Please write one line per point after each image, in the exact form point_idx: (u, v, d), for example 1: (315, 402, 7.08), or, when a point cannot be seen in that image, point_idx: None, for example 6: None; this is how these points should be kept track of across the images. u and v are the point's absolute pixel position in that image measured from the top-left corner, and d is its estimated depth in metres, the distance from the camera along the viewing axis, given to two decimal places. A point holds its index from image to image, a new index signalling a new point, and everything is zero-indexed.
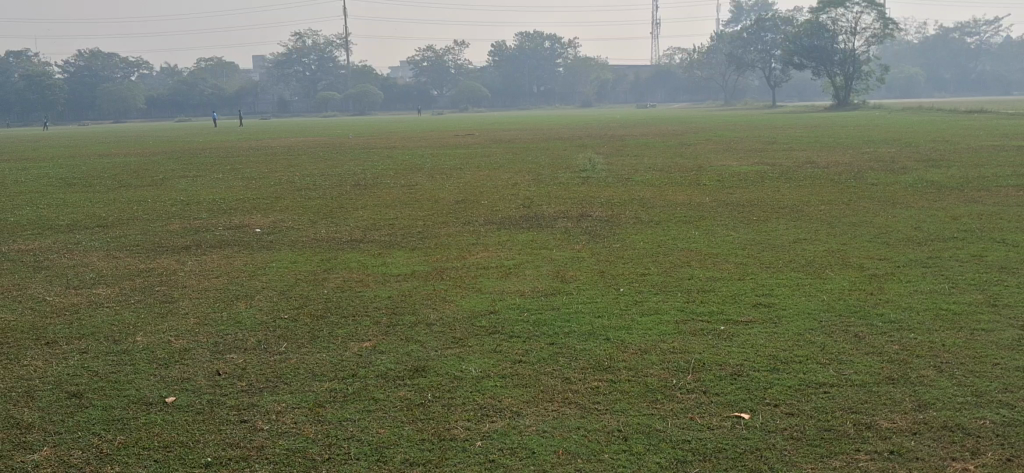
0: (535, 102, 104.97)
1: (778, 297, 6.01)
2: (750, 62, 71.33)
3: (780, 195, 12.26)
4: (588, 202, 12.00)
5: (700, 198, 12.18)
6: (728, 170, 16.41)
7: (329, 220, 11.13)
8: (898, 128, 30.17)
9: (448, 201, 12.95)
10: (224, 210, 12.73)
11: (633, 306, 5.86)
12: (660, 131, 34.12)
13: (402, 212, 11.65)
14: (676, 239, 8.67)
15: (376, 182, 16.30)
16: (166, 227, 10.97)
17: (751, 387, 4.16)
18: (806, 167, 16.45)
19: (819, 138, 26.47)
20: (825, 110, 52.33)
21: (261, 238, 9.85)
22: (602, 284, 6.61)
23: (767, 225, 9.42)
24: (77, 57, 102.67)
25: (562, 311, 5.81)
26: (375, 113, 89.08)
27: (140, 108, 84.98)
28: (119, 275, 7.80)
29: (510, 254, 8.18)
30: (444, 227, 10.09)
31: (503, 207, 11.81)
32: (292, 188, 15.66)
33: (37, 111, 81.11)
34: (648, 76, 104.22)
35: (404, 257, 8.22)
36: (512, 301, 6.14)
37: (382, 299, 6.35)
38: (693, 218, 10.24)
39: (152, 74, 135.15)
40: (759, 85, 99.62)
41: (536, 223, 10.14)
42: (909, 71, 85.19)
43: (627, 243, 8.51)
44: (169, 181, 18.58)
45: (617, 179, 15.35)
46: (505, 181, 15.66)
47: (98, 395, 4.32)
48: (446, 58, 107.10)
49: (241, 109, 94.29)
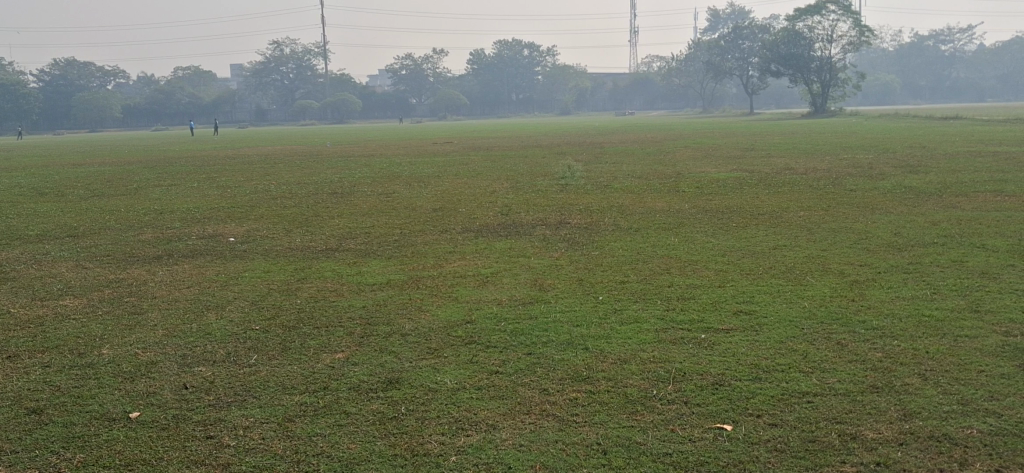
0: (514, 110, 105.03)
1: (759, 304, 5.94)
2: (729, 70, 71.63)
3: (759, 201, 12.23)
4: (566, 210, 11.91)
5: (679, 204, 12.15)
6: (707, 176, 16.36)
7: (306, 229, 11.01)
8: (875, 134, 30.32)
9: (426, 209, 12.84)
10: (198, 219, 12.57)
11: (612, 315, 5.76)
12: (640, 139, 34.04)
13: (378, 221, 11.53)
14: (655, 246, 8.60)
15: (353, 190, 16.14)
16: (137, 237, 10.80)
17: (733, 398, 4.06)
18: (786, 174, 16.44)
19: (797, 145, 26.52)
20: (804, 117, 52.62)
21: (235, 247, 9.71)
22: (581, 292, 6.51)
23: (747, 232, 9.37)
24: (53, 67, 101.85)
25: (539, 320, 5.70)
26: (354, 122, 88.80)
27: (117, 117, 84.34)
28: (88, 286, 7.63)
29: (488, 262, 8.07)
30: (420, 236, 9.96)
31: (481, 214, 11.70)
32: (268, 197, 15.50)
33: (12, 120, 80.35)
34: (626, 84, 104.53)
35: (380, 266, 8.09)
36: (489, 310, 6.03)
37: (357, 309, 6.22)
38: (672, 225, 10.17)
39: (129, 83, 134.36)
40: (737, 92, 100.08)
41: (514, 230, 10.05)
42: (885, 78, 85.95)
43: (607, 250, 8.43)
44: (144, 190, 18.34)
45: (595, 186, 15.32)
46: (484, 188, 15.56)
47: (60, 412, 4.17)
48: (425, 66, 107.02)
49: (218, 118, 93.83)
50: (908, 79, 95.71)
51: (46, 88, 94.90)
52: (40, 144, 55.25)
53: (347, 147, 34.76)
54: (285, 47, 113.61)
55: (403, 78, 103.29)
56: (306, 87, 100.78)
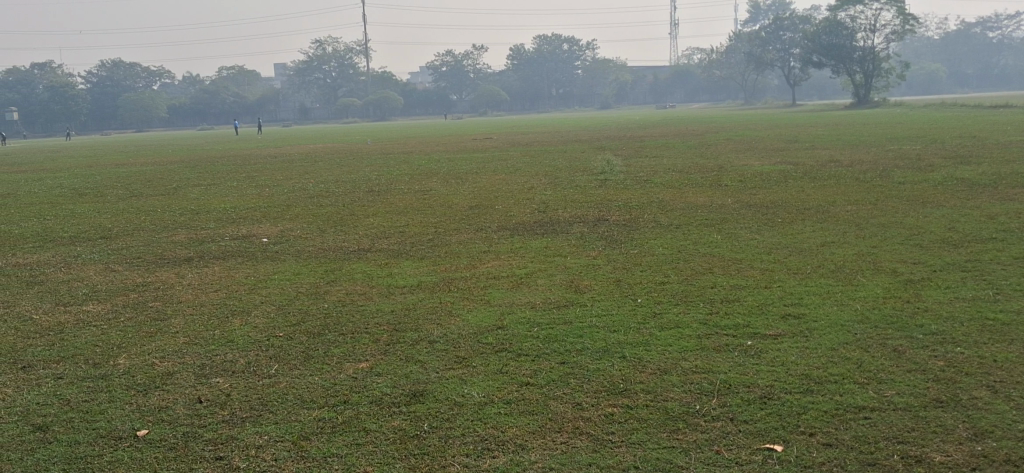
0: (553, 104, 104.63)
1: (808, 307, 5.58)
2: (770, 61, 70.58)
3: (804, 195, 11.82)
4: (605, 206, 11.58)
5: (721, 199, 11.78)
6: (751, 170, 15.93)
7: (339, 228, 10.81)
8: (923, 124, 29.59)
9: (462, 206, 12.60)
10: (232, 219, 12.44)
11: (651, 319, 5.44)
12: (681, 132, 33.54)
13: (413, 219, 11.31)
14: (697, 243, 8.26)
15: (390, 188, 15.95)
16: (169, 238, 10.67)
17: (783, 414, 3.75)
18: (832, 166, 15.97)
19: (842, 136, 25.91)
20: (847, 108, 51.67)
21: (266, 248, 9.53)
22: (619, 294, 6.20)
23: (793, 228, 8.99)
24: (99, 69, 103.35)
25: (575, 325, 5.40)
26: (395, 119, 89.14)
27: (162, 117, 85.48)
28: (113, 290, 7.48)
29: (523, 262, 7.78)
30: (454, 235, 9.69)
31: (517, 212, 11.41)
32: (305, 195, 15.36)
33: (60, 122, 81.61)
34: (667, 77, 103.60)
35: (412, 267, 7.83)
36: (522, 314, 5.74)
37: (385, 314, 5.96)
38: (715, 221, 9.80)
39: (173, 84, 136.01)
40: (779, 83, 98.80)
41: (551, 228, 9.76)
42: (930, 67, 84.36)
43: (646, 249, 8.10)
44: (183, 189, 18.32)
45: (635, 181, 14.98)
46: (521, 185, 15.29)
47: (67, 430, 3.98)
48: (464, 62, 106.94)
49: (261, 117, 94.53)
50: (955, 68, 93.82)
51: (93, 89, 96.40)
52: (87, 145, 56.06)
53: (386, 144, 34.67)
54: (325, 45, 114.14)
55: (443, 75, 103.33)
56: (347, 84, 101.26)
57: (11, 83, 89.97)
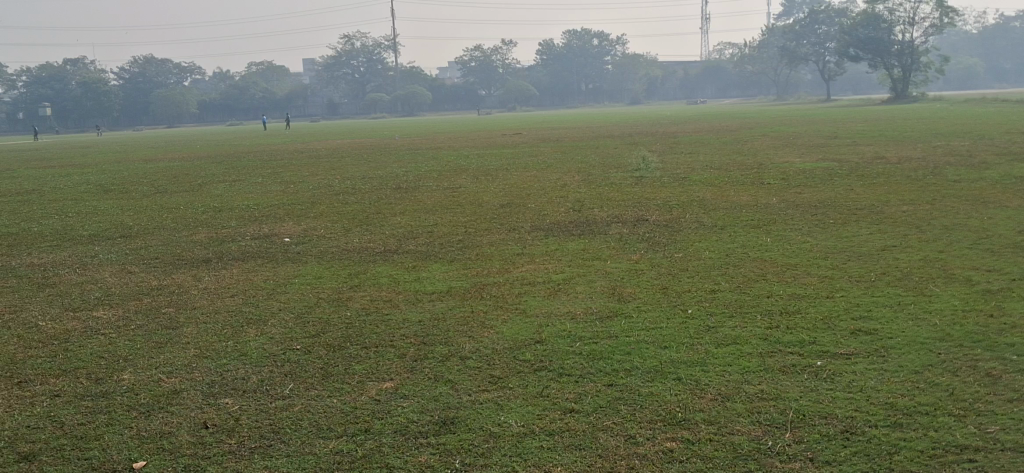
0: (583, 100, 103.93)
1: (878, 322, 5.06)
2: (804, 56, 69.51)
3: (853, 194, 11.24)
4: (643, 205, 11.05)
5: (766, 198, 11.23)
6: (792, 167, 15.34)
7: (366, 227, 10.36)
8: (965, 120, 28.77)
9: (493, 204, 12.13)
10: (256, 217, 12.04)
11: (706, 334, 4.93)
12: (715, 128, 32.87)
13: (443, 218, 10.86)
14: (745, 246, 7.74)
15: (418, 185, 15.49)
16: (189, 237, 10.26)
17: (871, 454, 3.25)
18: (877, 163, 15.34)
19: (883, 131, 25.17)
20: (884, 103, 50.70)
21: (289, 248, 9.09)
22: (666, 304, 5.70)
23: (847, 230, 8.45)
24: (131, 65, 103.90)
25: (620, 340, 4.91)
26: (424, 114, 88.88)
27: (193, 112, 85.73)
28: (127, 294, 7.07)
29: (560, 266, 7.29)
30: (486, 236, 9.22)
31: (551, 211, 10.91)
32: (331, 193, 14.96)
33: (92, 117, 82.03)
34: (698, 72, 102.54)
35: (441, 271, 7.36)
36: (562, 326, 5.26)
37: (413, 324, 5.49)
38: (762, 221, 9.26)
39: (204, 80, 136.70)
40: (812, 79, 97.47)
41: (588, 229, 9.27)
42: (967, 61, 82.92)
43: (691, 252, 7.59)
44: (208, 186, 17.98)
45: (672, 178, 14.46)
46: (554, 182, 14.80)
47: (56, 460, 3.55)
48: (493, 57, 106.48)
49: (291, 112, 94.63)
50: (993, 62, 92.12)
51: (125, 84, 96.87)
52: (117, 140, 56.17)
53: (415, 139, 34.28)
54: (354, 41, 114.04)
55: (473, 70, 102.91)
56: (376, 80, 101.04)
57: (43, 78, 90.56)
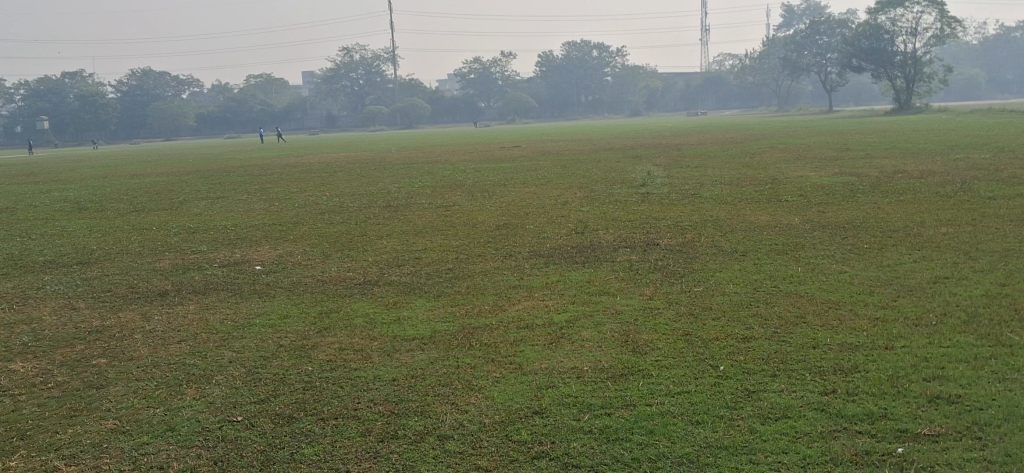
0: (582, 112, 103.07)
1: (959, 384, 4.10)
2: (805, 67, 68.61)
3: (881, 213, 10.29)
4: (651, 227, 10.07)
5: (785, 218, 10.28)
6: (809, 182, 14.36)
7: (347, 252, 9.38)
8: (978, 131, 27.83)
9: (489, 225, 11.16)
10: (230, 240, 11.05)
11: (747, 403, 3.98)
12: (719, 140, 31.91)
13: (434, 241, 9.91)
14: (773, 278, 6.78)
15: (410, 203, 14.53)
16: (152, 264, 9.28)
17: None
18: (900, 178, 14.37)
19: (897, 143, 24.19)
20: (888, 114, 49.74)
21: (258, 278, 8.09)
22: (691, 357, 4.73)
23: (886, 257, 7.48)
24: (129, 78, 102.98)
25: (640, 410, 3.94)
26: (423, 126, 88.10)
27: (191, 125, 84.99)
28: (58, 338, 6.07)
29: (562, 303, 6.31)
30: (479, 263, 8.23)
31: (551, 233, 9.93)
32: (316, 211, 13.98)
33: (89, 130, 81.04)
34: (699, 83, 101.70)
35: (425, 309, 6.39)
36: (567, 388, 4.29)
37: (385, 384, 4.52)
38: (788, 246, 8.28)
39: (202, 93, 136.01)
40: (814, 90, 96.64)
41: (593, 255, 8.31)
42: (970, 72, 82.11)
43: (712, 285, 6.62)
44: (189, 204, 17.00)
45: (681, 195, 13.50)
46: (554, 199, 13.84)
47: None
48: (492, 69, 105.70)
49: (288, 125, 93.78)
50: (995, 73, 91.37)
51: (123, 98, 96.05)
52: (111, 153, 55.30)
53: (412, 152, 33.33)
54: (352, 53, 113.24)
55: (472, 82, 102.14)
56: (375, 92, 100.20)
57: (40, 91, 89.77)
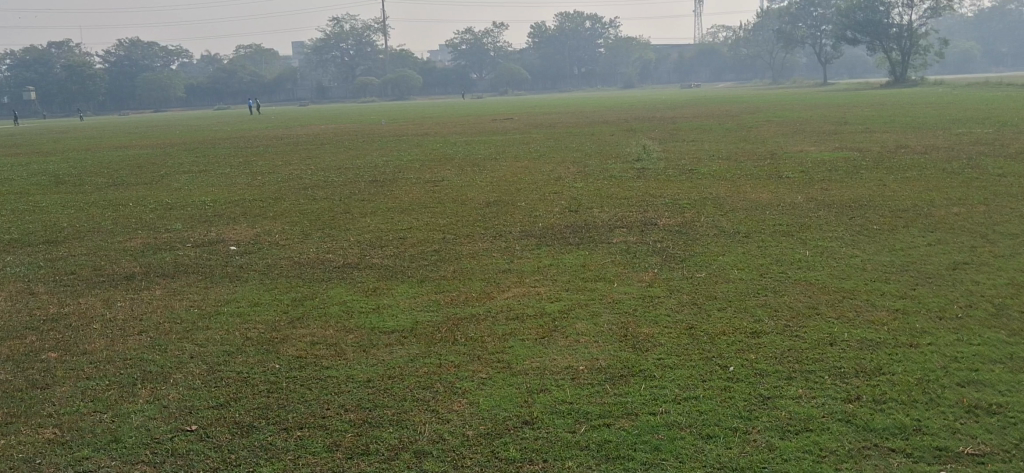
0: (575, 84, 102.32)
1: (1001, 390, 3.67)
2: (800, 39, 67.94)
3: (888, 191, 9.87)
4: (648, 205, 9.62)
5: (788, 196, 9.86)
6: (809, 158, 13.93)
7: (329, 231, 8.92)
8: (977, 105, 27.41)
9: (478, 201, 10.71)
10: (208, 217, 10.57)
11: (761, 412, 3.55)
12: (713, 113, 31.42)
13: (421, 219, 9.46)
14: (780, 263, 6.34)
15: (397, 178, 14.04)
16: (122, 243, 8.80)
17: None
18: (902, 154, 13.94)
19: (895, 117, 23.72)
20: (884, 87, 49.25)
21: (232, 260, 7.63)
22: (697, 355, 4.29)
23: (899, 240, 7.05)
24: (117, 48, 101.66)
25: (644, 419, 3.51)
26: (415, 98, 87.32)
27: (180, 96, 84.08)
28: (9, 328, 5.60)
29: (555, 290, 5.87)
30: (466, 244, 7.77)
31: (543, 212, 9.48)
32: (300, 186, 13.49)
33: (77, 102, 79.96)
34: (692, 56, 100.88)
35: (407, 296, 5.95)
36: (560, 392, 3.86)
37: (359, 386, 4.09)
38: (793, 227, 7.84)
39: (191, 63, 134.60)
40: (808, 63, 95.96)
41: (586, 236, 7.87)
42: (965, 44, 81.55)
43: (717, 270, 6.18)
44: (170, 178, 16.48)
45: (677, 170, 13.05)
46: (546, 174, 13.39)
47: None
48: (484, 40, 104.68)
49: (278, 96, 92.85)
50: (990, 46, 90.82)
51: (110, 68, 94.86)
52: (98, 124, 54.55)
53: (403, 125, 32.74)
54: (342, 24, 111.99)
55: (464, 53, 101.21)
56: (365, 63, 99.18)
57: (27, 61, 88.63)
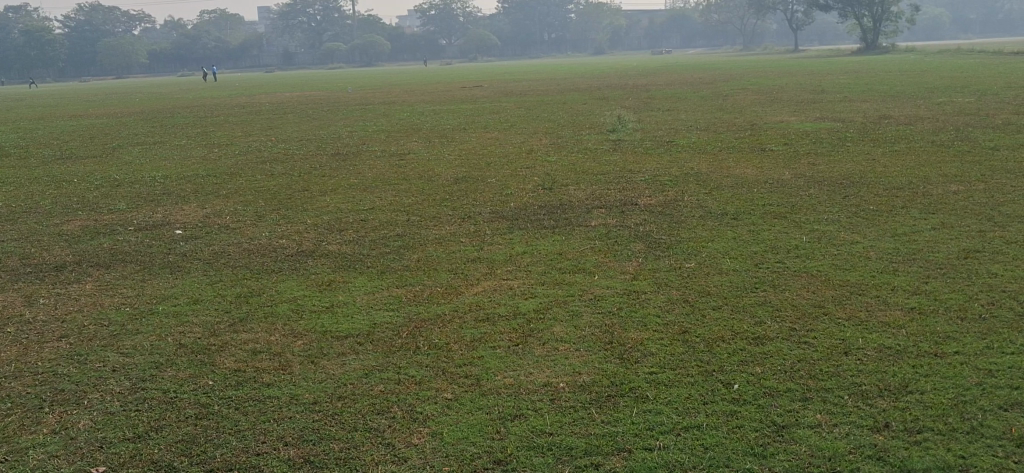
0: (545, 51, 101.32)
1: None
2: (771, 6, 67.36)
3: (878, 167, 9.38)
4: (627, 182, 9.06)
5: (774, 171, 9.34)
6: (791, 129, 13.44)
7: (285, 211, 8.28)
8: (952, 73, 27.03)
9: (446, 177, 10.10)
10: (157, 195, 9.87)
11: (776, 449, 2.99)
12: (686, 81, 30.85)
13: (385, 198, 8.84)
14: (776, 251, 5.80)
15: (361, 150, 13.38)
16: (59, 226, 8.11)
17: None
18: (885, 125, 13.45)
19: (871, 86, 23.25)
20: (856, 54, 48.89)
21: (176, 246, 6.98)
22: (696, 370, 3.74)
23: (900, 223, 6.55)
24: (77, 13, 99.15)
25: (640, 459, 2.95)
26: (384, 64, 85.90)
27: (144, 63, 82.08)
28: None
29: (530, 284, 5.30)
30: (433, 227, 7.17)
31: (516, 189, 8.90)
32: (259, 160, 12.79)
33: (37, 68, 77.78)
34: (663, 22, 100.06)
35: (366, 290, 5.35)
36: (538, 421, 3.28)
37: (304, 411, 3.49)
38: (785, 208, 7.32)
39: (154, 30, 131.92)
40: (779, 29, 95.46)
41: (562, 218, 7.30)
42: (934, 11, 81.40)
43: (708, 260, 5.63)
44: (122, 151, 15.68)
45: (655, 142, 12.52)
46: (518, 147, 12.80)
47: None
48: (453, 5, 103.21)
49: (243, 63, 91.11)
50: (959, 13, 90.88)
51: (71, 34, 92.51)
52: (57, 92, 52.98)
53: (369, 93, 31.82)
54: None
55: (432, 20, 99.70)
56: (332, 29, 97.37)
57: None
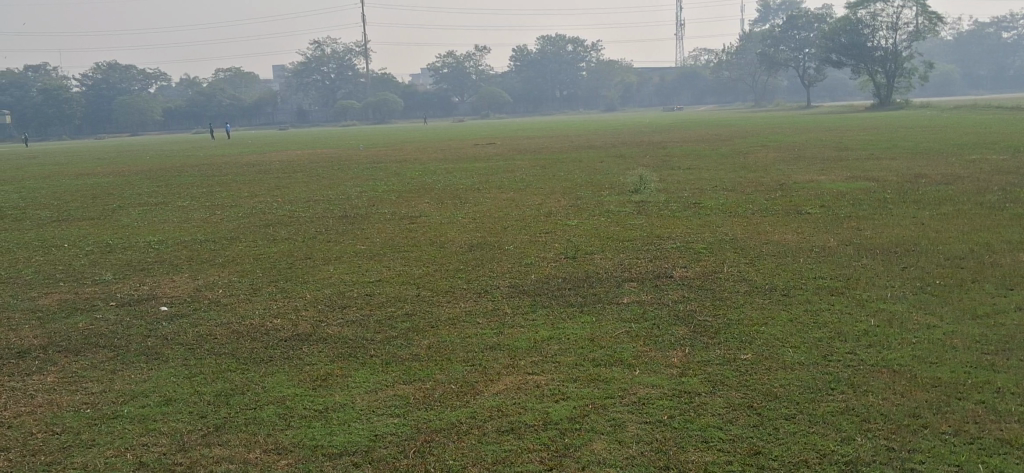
0: (556, 108, 101.33)
1: None
2: (782, 63, 67.03)
3: (929, 232, 8.61)
4: (657, 249, 8.30)
5: (816, 238, 8.58)
6: (823, 189, 12.69)
7: (282, 284, 7.53)
8: (977, 129, 26.31)
9: (458, 244, 9.38)
10: (148, 264, 9.14)
11: None
12: (704, 137, 30.26)
13: (394, 267, 8.10)
14: (845, 338, 5.01)
15: (370, 213, 12.69)
16: (35, 301, 7.37)
17: None
18: (923, 185, 12.65)
19: (897, 143, 22.53)
20: (870, 110, 48.29)
21: (158, 327, 6.21)
22: None
23: (977, 302, 5.76)
24: (94, 72, 99.77)
25: None
26: (396, 121, 86.00)
27: (159, 120, 82.25)
28: None
29: (560, 380, 4.52)
30: (446, 304, 6.41)
31: (536, 258, 8.16)
32: (262, 223, 12.10)
33: (53, 126, 77.90)
34: (675, 79, 100.02)
35: (369, 387, 4.58)
36: None
37: None
38: (840, 281, 6.54)
39: (169, 88, 132.81)
40: (790, 85, 95.23)
41: (589, 293, 6.52)
42: (945, 68, 81.02)
43: (768, 350, 4.82)
44: (122, 212, 15.01)
45: (681, 204, 11.80)
46: (536, 209, 12.09)
47: None
48: (465, 63, 103.53)
49: (257, 120, 91.36)
50: (969, 70, 90.49)
51: (88, 92, 93.01)
52: (68, 149, 52.65)
53: (382, 150, 31.27)
54: (323, 48, 110.70)
55: (444, 77, 99.87)
56: (345, 86, 97.69)
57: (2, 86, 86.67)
